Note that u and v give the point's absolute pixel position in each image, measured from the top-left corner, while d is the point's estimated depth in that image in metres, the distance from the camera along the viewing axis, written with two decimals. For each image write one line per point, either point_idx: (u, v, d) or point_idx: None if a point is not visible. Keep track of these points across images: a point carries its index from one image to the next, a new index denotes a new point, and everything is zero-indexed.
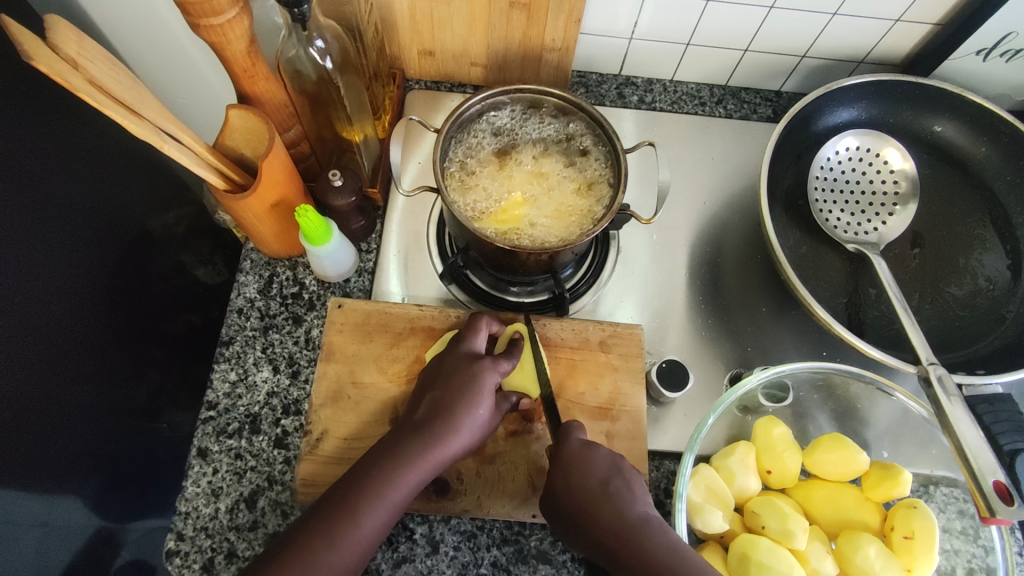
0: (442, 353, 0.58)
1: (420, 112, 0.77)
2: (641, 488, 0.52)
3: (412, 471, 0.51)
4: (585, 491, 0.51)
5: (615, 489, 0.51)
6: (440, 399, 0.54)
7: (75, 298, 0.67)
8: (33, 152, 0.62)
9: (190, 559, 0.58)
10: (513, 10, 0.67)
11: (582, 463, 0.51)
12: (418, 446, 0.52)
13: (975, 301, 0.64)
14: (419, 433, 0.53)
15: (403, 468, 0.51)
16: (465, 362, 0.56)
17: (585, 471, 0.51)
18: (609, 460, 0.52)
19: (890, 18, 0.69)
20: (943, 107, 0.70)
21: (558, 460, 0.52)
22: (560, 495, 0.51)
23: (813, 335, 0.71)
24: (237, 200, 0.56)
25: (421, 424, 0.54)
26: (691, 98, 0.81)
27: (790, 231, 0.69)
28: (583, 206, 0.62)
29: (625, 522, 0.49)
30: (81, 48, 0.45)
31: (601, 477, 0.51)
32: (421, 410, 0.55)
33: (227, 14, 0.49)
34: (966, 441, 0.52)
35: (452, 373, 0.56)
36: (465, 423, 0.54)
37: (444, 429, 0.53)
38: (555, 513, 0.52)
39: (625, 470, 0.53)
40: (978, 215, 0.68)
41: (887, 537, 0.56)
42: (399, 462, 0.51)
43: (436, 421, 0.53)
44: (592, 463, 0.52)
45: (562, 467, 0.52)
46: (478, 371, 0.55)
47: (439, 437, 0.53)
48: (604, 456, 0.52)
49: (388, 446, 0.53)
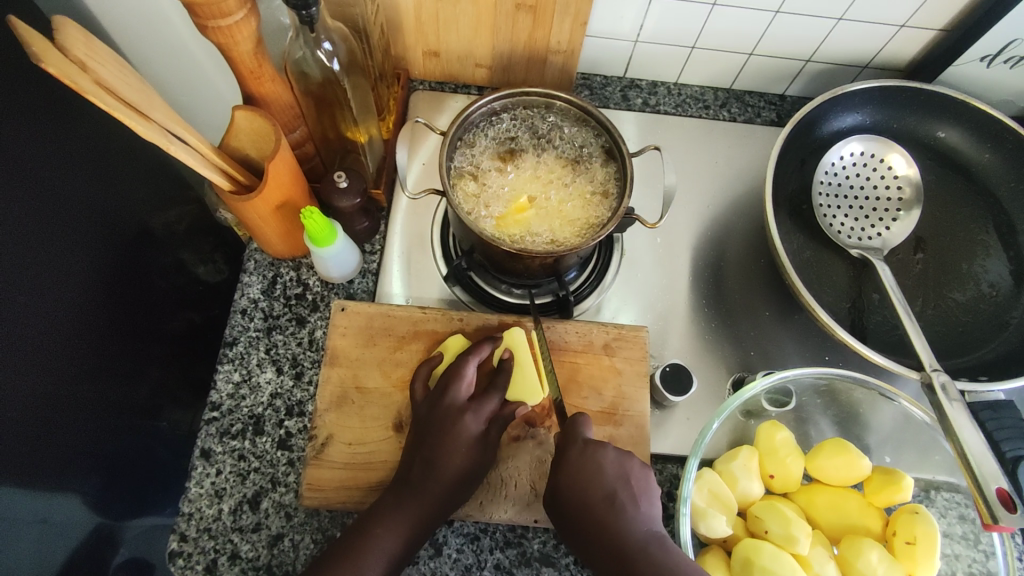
0: (431, 400, 0.57)
1: (425, 113, 0.77)
2: (648, 495, 0.51)
3: (396, 536, 0.52)
4: (590, 493, 0.50)
5: (622, 496, 0.50)
6: (433, 460, 0.54)
7: (76, 296, 0.67)
8: (34, 150, 0.62)
9: (194, 560, 0.58)
10: (520, 12, 0.67)
11: (591, 464, 0.51)
12: (413, 518, 0.53)
13: (978, 307, 0.64)
14: (411, 499, 0.53)
15: (398, 539, 0.52)
16: (453, 417, 0.56)
17: (592, 477, 0.51)
18: (618, 462, 0.52)
19: (895, 23, 0.69)
20: (947, 113, 0.70)
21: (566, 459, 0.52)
22: (564, 497, 0.51)
23: (816, 340, 0.71)
24: (243, 202, 0.56)
25: (412, 487, 0.54)
26: (696, 101, 0.81)
27: (794, 236, 0.69)
28: (588, 211, 0.62)
29: (629, 531, 0.49)
30: (89, 49, 0.45)
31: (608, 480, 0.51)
32: (413, 470, 0.55)
33: (235, 16, 0.49)
34: (970, 448, 0.52)
35: (440, 429, 0.55)
36: (448, 480, 0.54)
37: (436, 492, 0.54)
38: (560, 514, 0.52)
39: (635, 475, 0.52)
40: (982, 221, 0.68)
41: (889, 542, 0.56)
42: (393, 530, 0.52)
43: (422, 482, 0.54)
44: (599, 465, 0.51)
45: (570, 466, 0.51)
46: (459, 423, 0.55)
47: (427, 498, 0.53)
48: (613, 458, 0.52)
49: (383, 513, 0.53)
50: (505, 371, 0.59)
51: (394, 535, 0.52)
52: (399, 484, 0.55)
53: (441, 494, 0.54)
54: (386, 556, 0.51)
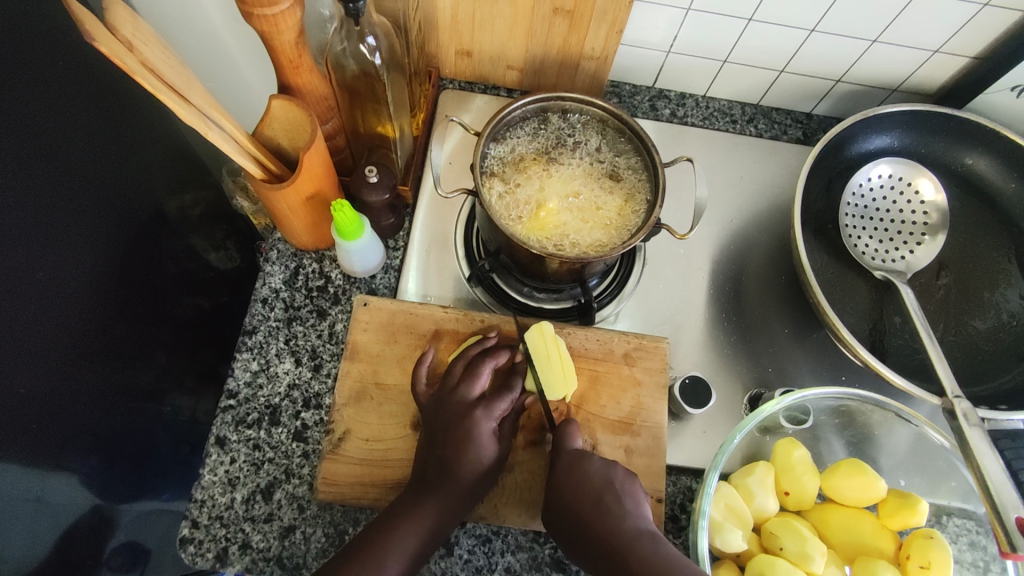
0: (442, 398, 0.57)
1: (454, 111, 0.77)
2: (638, 502, 0.51)
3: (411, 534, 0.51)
4: (574, 502, 0.51)
5: (607, 495, 0.50)
6: (447, 458, 0.54)
7: (88, 276, 0.67)
8: (57, 125, 0.61)
9: (204, 548, 0.58)
10: (557, 17, 0.67)
11: (577, 472, 0.52)
12: (430, 514, 0.53)
13: (999, 335, 0.65)
14: (429, 495, 0.53)
15: (416, 533, 0.52)
16: (462, 413, 0.56)
17: (578, 482, 0.52)
18: (608, 466, 0.53)
19: (928, 48, 0.70)
20: (977, 141, 0.70)
21: (555, 471, 0.53)
22: (556, 503, 0.52)
23: (833, 359, 0.71)
24: (274, 190, 0.56)
25: (429, 483, 0.54)
26: (723, 114, 0.82)
27: (817, 254, 0.69)
28: (617, 218, 0.62)
29: (617, 539, 0.47)
30: (135, 29, 0.45)
31: (584, 480, 0.52)
32: (429, 468, 0.55)
33: (282, 5, 0.49)
34: (990, 476, 0.52)
35: (453, 428, 0.55)
36: (466, 477, 0.54)
37: (454, 487, 0.54)
38: (554, 523, 0.52)
39: (623, 478, 0.52)
40: (1005, 250, 0.68)
41: (901, 565, 0.56)
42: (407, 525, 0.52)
43: (437, 483, 0.54)
44: (584, 471, 0.52)
45: (557, 478, 0.53)
46: (473, 422, 0.55)
47: (445, 494, 0.53)
48: (599, 464, 0.53)
49: (398, 509, 0.53)
50: (519, 373, 0.60)
51: (410, 531, 0.51)
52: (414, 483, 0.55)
53: (458, 491, 0.54)
54: (403, 549, 0.51)
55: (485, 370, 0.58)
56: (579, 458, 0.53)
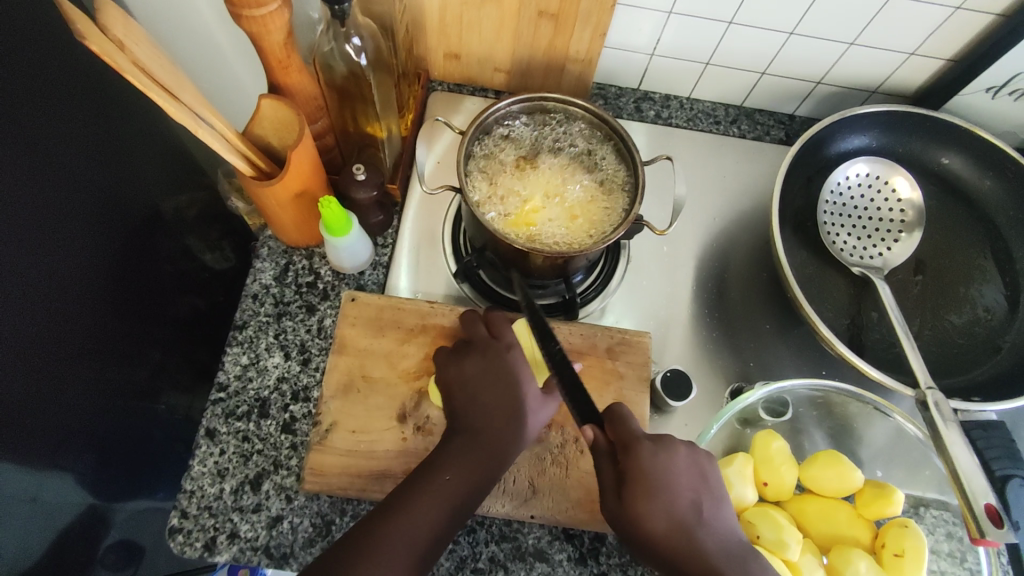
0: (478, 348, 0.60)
1: (443, 113, 0.79)
2: (718, 507, 0.50)
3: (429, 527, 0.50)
4: (672, 511, 0.48)
5: (705, 501, 0.50)
6: (464, 453, 0.54)
7: (83, 275, 0.68)
8: (54, 127, 0.63)
9: (193, 538, 0.59)
10: (542, 20, 0.68)
11: (667, 470, 0.49)
12: (447, 507, 0.51)
13: (974, 330, 0.66)
14: (483, 439, 0.55)
15: (469, 479, 0.53)
16: (483, 412, 0.56)
17: (671, 480, 0.49)
18: (690, 463, 0.51)
19: (904, 50, 0.71)
20: (952, 141, 0.72)
21: (640, 462, 0.49)
22: (641, 508, 0.48)
23: (814, 354, 0.72)
24: (263, 187, 0.57)
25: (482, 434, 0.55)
26: (707, 116, 0.83)
27: (797, 251, 0.70)
28: (599, 215, 0.64)
29: (711, 550, 0.47)
30: (127, 30, 0.46)
31: (673, 484, 0.49)
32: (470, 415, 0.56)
33: (269, 6, 0.50)
34: (960, 464, 0.53)
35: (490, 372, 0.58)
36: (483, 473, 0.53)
37: (470, 483, 0.52)
38: (627, 514, 0.48)
39: (702, 472, 0.51)
40: (980, 247, 0.70)
41: (877, 554, 0.57)
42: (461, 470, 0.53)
43: (457, 478, 0.52)
44: (674, 469, 0.50)
45: (642, 473, 0.48)
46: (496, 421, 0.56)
47: (495, 441, 0.55)
48: (684, 459, 0.50)
49: (450, 457, 0.54)
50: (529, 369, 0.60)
51: (461, 478, 0.53)
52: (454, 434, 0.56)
53: (508, 435, 0.55)
54: (456, 496, 0.52)
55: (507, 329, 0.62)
56: (665, 453, 0.50)
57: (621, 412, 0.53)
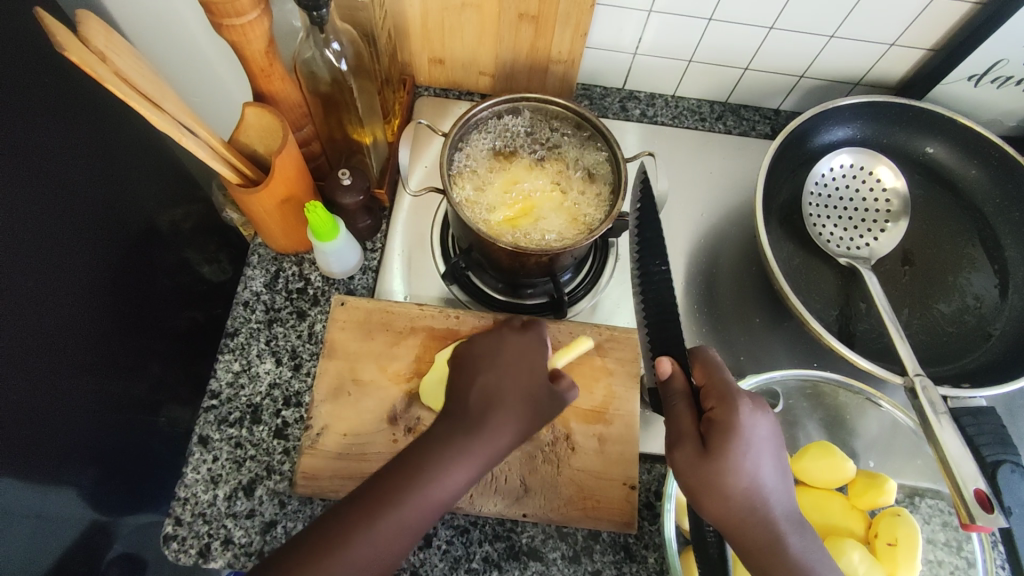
0: (489, 344, 0.56)
1: (429, 117, 0.80)
2: (787, 480, 0.49)
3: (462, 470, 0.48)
4: (755, 474, 0.47)
5: (783, 474, 0.49)
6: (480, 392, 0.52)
7: (81, 289, 0.68)
8: (48, 143, 0.64)
9: (187, 544, 0.59)
10: (523, 22, 0.69)
11: (755, 436, 0.48)
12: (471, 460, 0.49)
13: (964, 318, 0.66)
14: (488, 432, 0.50)
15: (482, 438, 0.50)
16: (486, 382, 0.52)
17: (761, 447, 0.48)
18: (774, 432, 0.49)
19: (885, 42, 0.72)
20: (935, 129, 0.72)
21: (737, 425, 0.47)
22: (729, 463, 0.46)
23: (805, 346, 0.72)
24: (249, 193, 0.58)
25: (484, 414, 0.51)
26: (692, 113, 0.84)
27: (784, 244, 0.70)
28: (584, 213, 0.64)
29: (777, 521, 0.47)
30: (108, 41, 0.47)
31: (764, 444, 0.48)
32: (469, 398, 0.52)
33: (249, 15, 0.51)
34: (949, 450, 0.53)
35: (498, 368, 0.53)
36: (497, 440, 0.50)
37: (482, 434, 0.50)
38: (710, 470, 0.46)
39: (781, 443, 0.50)
40: (967, 235, 0.70)
41: (871, 545, 0.57)
42: (469, 434, 0.49)
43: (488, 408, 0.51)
44: (762, 436, 0.48)
45: (737, 434, 0.47)
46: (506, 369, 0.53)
47: (501, 417, 0.51)
48: (772, 429, 0.49)
49: (453, 415, 0.51)
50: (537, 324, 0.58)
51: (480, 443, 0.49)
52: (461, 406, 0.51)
53: (514, 414, 0.51)
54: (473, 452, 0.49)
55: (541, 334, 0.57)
56: (759, 416, 0.49)
57: (712, 360, 0.53)
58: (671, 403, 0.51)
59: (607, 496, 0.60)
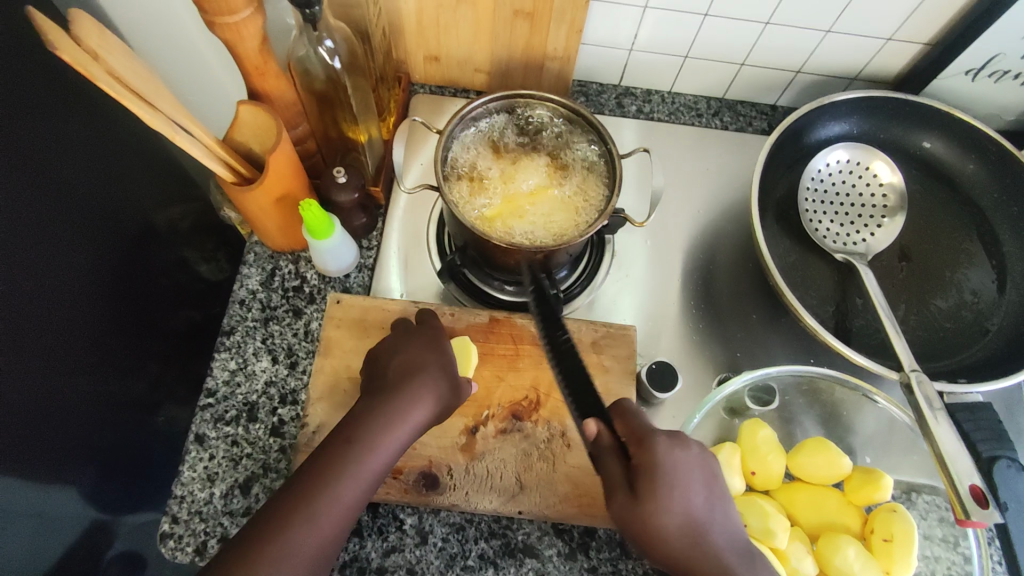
0: (400, 334, 0.60)
1: (424, 114, 0.80)
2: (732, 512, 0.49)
3: (359, 487, 0.48)
4: (725, 528, 0.46)
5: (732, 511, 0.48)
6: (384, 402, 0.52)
7: (78, 289, 0.69)
8: (43, 142, 0.64)
9: (184, 542, 0.59)
10: (518, 19, 0.69)
11: (679, 466, 0.46)
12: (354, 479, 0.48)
13: (960, 313, 0.66)
14: (399, 400, 0.52)
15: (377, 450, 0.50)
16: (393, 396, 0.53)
17: (713, 484, 0.48)
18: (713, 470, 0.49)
19: (882, 36, 0.71)
20: (932, 124, 0.71)
21: (655, 459, 0.46)
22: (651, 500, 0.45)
23: (802, 342, 0.72)
24: (243, 191, 0.58)
25: (396, 385, 0.54)
26: (689, 109, 0.83)
27: (781, 240, 0.70)
28: (580, 209, 0.64)
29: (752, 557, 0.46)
30: (101, 40, 0.47)
31: (716, 489, 0.48)
32: (393, 367, 0.56)
33: (241, 13, 0.51)
34: (944, 446, 0.53)
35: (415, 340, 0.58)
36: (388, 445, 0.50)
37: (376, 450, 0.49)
38: (686, 530, 0.45)
39: (713, 472, 0.48)
40: (964, 230, 0.70)
41: (867, 541, 0.57)
42: (371, 436, 0.50)
43: (382, 413, 0.51)
44: (687, 467, 0.47)
45: (659, 469, 0.46)
46: (408, 390, 0.53)
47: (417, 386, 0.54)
48: (697, 457, 0.48)
49: (361, 424, 0.50)
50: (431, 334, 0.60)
51: (376, 458, 0.49)
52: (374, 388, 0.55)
53: (426, 384, 0.54)
54: (368, 466, 0.49)
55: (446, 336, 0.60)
56: (703, 456, 0.49)
57: (630, 407, 0.52)
58: (609, 469, 0.47)
59: (603, 493, 0.60)
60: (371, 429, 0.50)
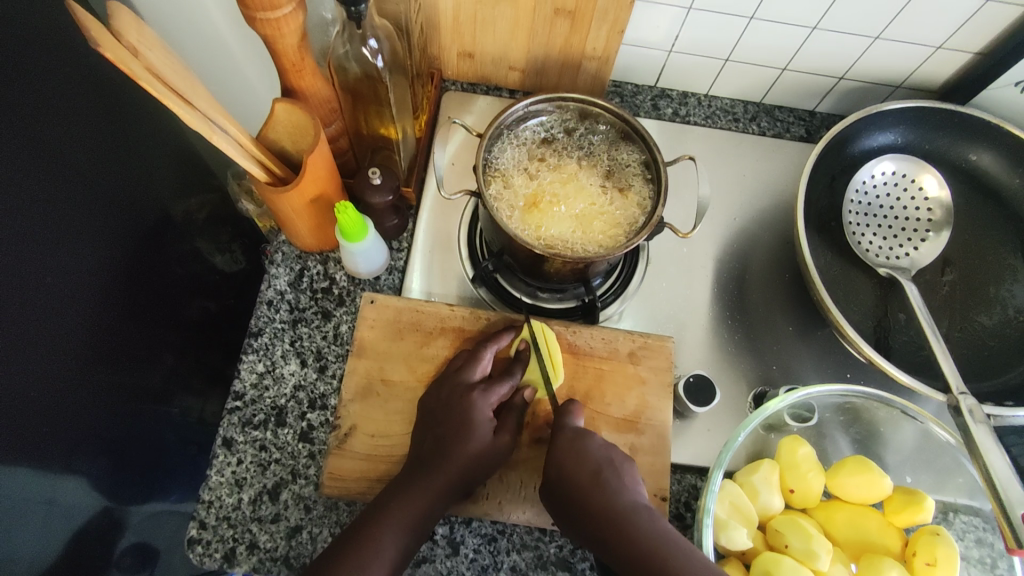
0: (442, 382, 0.60)
1: (455, 113, 0.78)
2: (635, 482, 0.53)
3: (394, 544, 0.52)
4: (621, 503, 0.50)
5: (608, 475, 0.52)
6: (421, 469, 0.55)
7: (95, 279, 0.67)
8: (65, 133, 0.62)
9: (212, 548, 0.58)
10: (558, 17, 0.67)
11: (577, 449, 0.53)
12: (390, 538, 0.52)
13: (1005, 332, 0.64)
14: (423, 482, 0.55)
15: (411, 511, 0.53)
16: (435, 458, 0.55)
17: (588, 458, 0.53)
18: (613, 453, 0.54)
19: (931, 45, 0.70)
20: (981, 137, 0.70)
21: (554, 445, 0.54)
22: (554, 481, 0.53)
23: (838, 357, 0.71)
24: (278, 192, 0.56)
25: (427, 463, 0.55)
26: (725, 113, 0.82)
27: (821, 252, 0.69)
28: (618, 216, 0.62)
29: (643, 522, 0.49)
30: (141, 36, 0.45)
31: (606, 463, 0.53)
32: (428, 445, 0.56)
33: (284, 9, 0.49)
34: (996, 472, 0.52)
35: (452, 410, 0.57)
36: (417, 512, 0.54)
37: (410, 504, 0.54)
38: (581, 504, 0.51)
39: (621, 460, 0.53)
40: (1009, 246, 0.68)
41: (908, 562, 0.56)
42: (404, 503, 0.54)
43: (417, 480, 0.55)
44: (584, 448, 0.53)
45: (557, 451, 0.53)
46: (450, 457, 0.55)
47: (443, 471, 0.55)
48: (600, 444, 0.54)
49: (396, 491, 0.55)
50: (522, 361, 0.61)
51: (406, 519, 0.53)
52: (413, 457, 0.56)
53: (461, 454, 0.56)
54: (403, 528, 0.53)
55: (502, 381, 0.59)
56: (598, 439, 0.54)
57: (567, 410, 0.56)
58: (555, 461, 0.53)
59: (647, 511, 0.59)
60: (401, 495, 0.54)
